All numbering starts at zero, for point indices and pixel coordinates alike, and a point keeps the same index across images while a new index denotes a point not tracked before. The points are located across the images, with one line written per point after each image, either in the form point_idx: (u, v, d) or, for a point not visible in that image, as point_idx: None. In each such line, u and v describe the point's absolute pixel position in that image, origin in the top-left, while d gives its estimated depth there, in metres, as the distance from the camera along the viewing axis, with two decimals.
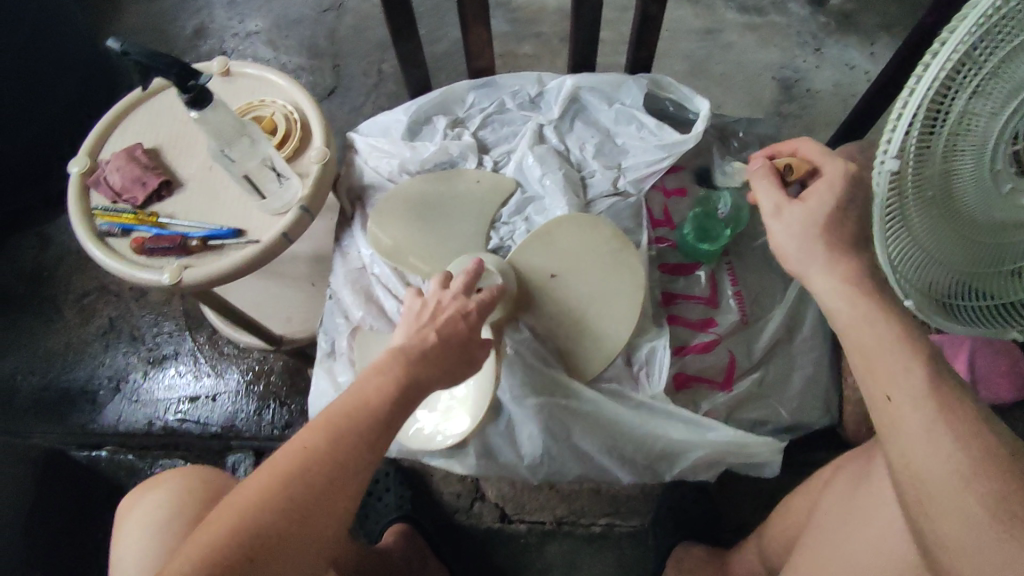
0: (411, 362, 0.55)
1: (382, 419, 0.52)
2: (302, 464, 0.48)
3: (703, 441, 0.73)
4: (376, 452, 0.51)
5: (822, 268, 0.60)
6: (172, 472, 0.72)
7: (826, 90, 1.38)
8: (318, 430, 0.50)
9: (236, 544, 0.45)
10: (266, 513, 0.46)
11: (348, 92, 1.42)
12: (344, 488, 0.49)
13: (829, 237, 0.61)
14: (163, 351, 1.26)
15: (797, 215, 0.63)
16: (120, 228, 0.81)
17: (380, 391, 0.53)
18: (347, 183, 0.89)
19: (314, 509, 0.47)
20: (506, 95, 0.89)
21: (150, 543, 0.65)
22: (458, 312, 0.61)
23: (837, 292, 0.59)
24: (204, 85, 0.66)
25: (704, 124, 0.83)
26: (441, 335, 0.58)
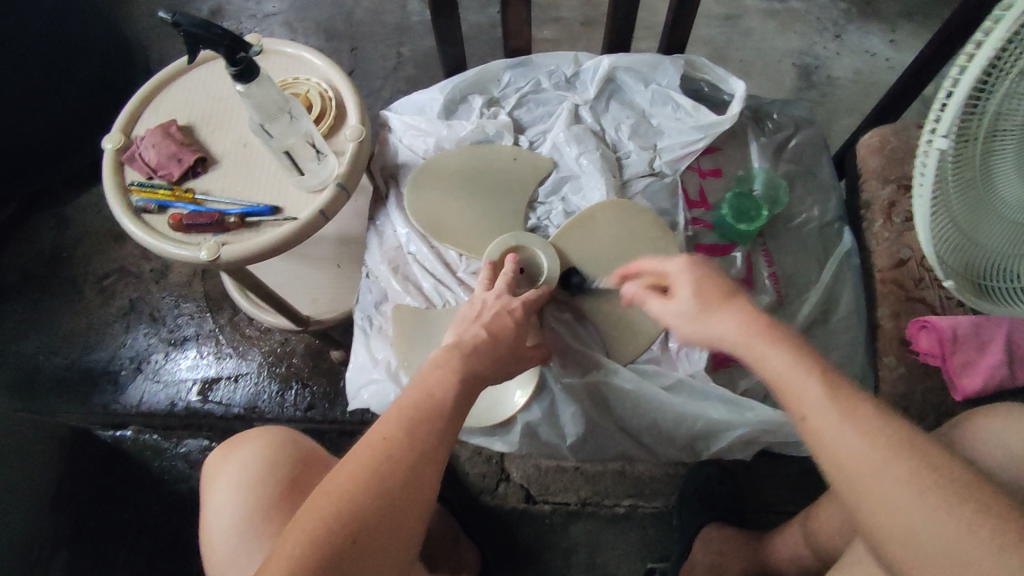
0: (466, 357, 0.60)
1: (449, 406, 0.55)
2: (388, 450, 0.50)
3: (744, 420, 0.73)
4: (449, 434, 0.54)
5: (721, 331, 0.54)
6: (259, 432, 0.72)
7: (846, 77, 1.38)
8: (393, 420, 0.53)
9: (339, 529, 0.46)
10: (361, 496, 0.48)
11: (367, 75, 1.41)
12: (428, 467, 0.51)
13: (708, 301, 0.56)
14: (185, 333, 1.25)
15: (677, 313, 0.58)
16: (156, 204, 0.80)
17: (442, 382, 0.57)
18: (382, 162, 0.89)
19: (406, 492, 0.49)
20: (542, 75, 0.91)
21: (245, 500, 0.66)
22: (503, 309, 0.68)
23: (742, 351, 0.52)
24: (252, 58, 0.69)
25: (740, 105, 0.84)
26: (490, 332, 0.64)
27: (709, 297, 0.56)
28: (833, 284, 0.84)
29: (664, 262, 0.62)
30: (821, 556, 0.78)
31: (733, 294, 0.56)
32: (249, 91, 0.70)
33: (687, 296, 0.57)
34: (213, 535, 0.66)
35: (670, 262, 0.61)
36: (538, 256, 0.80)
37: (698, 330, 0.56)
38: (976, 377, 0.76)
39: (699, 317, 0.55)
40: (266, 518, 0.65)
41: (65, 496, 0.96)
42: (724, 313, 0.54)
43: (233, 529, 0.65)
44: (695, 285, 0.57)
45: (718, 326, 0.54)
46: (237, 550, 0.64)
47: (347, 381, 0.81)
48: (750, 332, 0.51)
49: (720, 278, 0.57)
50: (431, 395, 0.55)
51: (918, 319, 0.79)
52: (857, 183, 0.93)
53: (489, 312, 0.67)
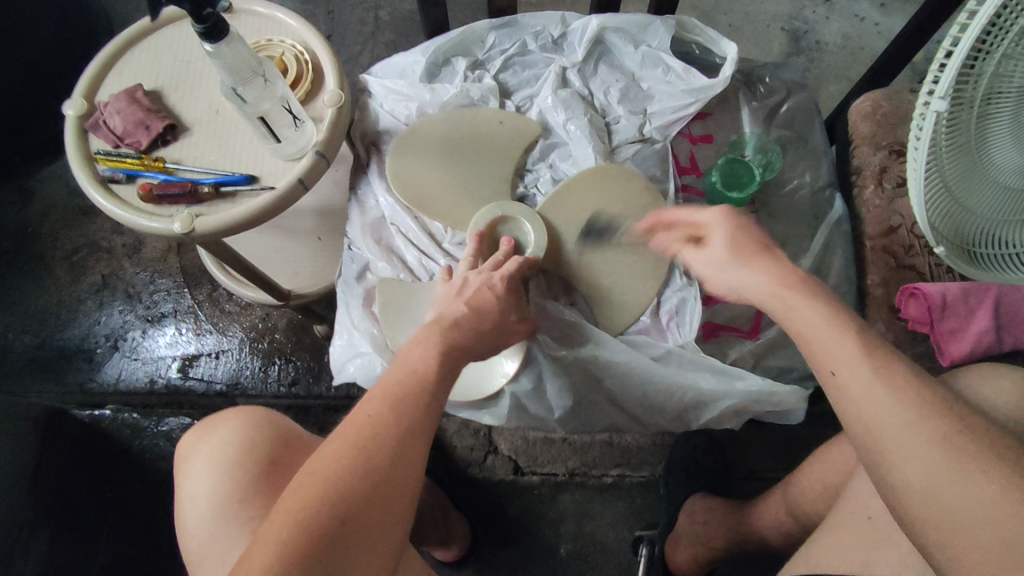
0: (447, 331, 0.59)
1: (434, 382, 0.54)
2: (372, 428, 0.49)
3: (735, 390, 0.73)
4: (436, 409, 0.53)
5: (754, 264, 0.55)
6: (236, 413, 0.70)
7: (835, 42, 1.35)
8: (377, 398, 0.51)
9: (327, 512, 0.45)
10: (348, 476, 0.46)
11: (344, 40, 1.35)
12: (415, 443, 0.50)
13: (741, 246, 0.57)
14: (162, 309, 1.22)
15: (707, 261, 0.59)
16: (124, 173, 0.76)
17: (424, 357, 0.55)
18: (362, 128, 0.86)
19: (394, 472, 0.48)
20: (528, 36, 0.87)
21: (221, 482, 0.64)
22: (485, 284, 0.66)
23: (767, 301, 0.54)
24: (219, 15, 0.64)
25: (732, 67, 0.82)
26: (472, 306, 0.63)
27: (741, 249, 0.57)
28: (823, 252, 0.83)
29: (699, 214, 0.62)
30: (799, 520, 0.80)
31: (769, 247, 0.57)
32: (219, 51, 0.66)
33: (720, 246, 0.58)
34: (191, 517, 0.64)
35: (705, 214, 0.61)
36: (523, 225, 0.78)
37: (725, 278, 0.57)
38: (964, 342, 0.76)
39: (727, 266, 0.57)
40: (243, 501, 0.63)
41: (44, 477, 0.93)
42: (755, 264, 0.55)
43: (210, 512, 0.63)
44: (729, 237, 0.58)
45: (749, 272, 0.55)
46: (217, 533, 0.62)
47: (330, 356, 0.80)
48: (781, 285, 0.53)
49: (757, 232, 0.58)
50: (415, 371, 0.54)
51: (907, 286, 0.79)
52: (847, 149, 0.92)
53: (471, 289, 0.65)
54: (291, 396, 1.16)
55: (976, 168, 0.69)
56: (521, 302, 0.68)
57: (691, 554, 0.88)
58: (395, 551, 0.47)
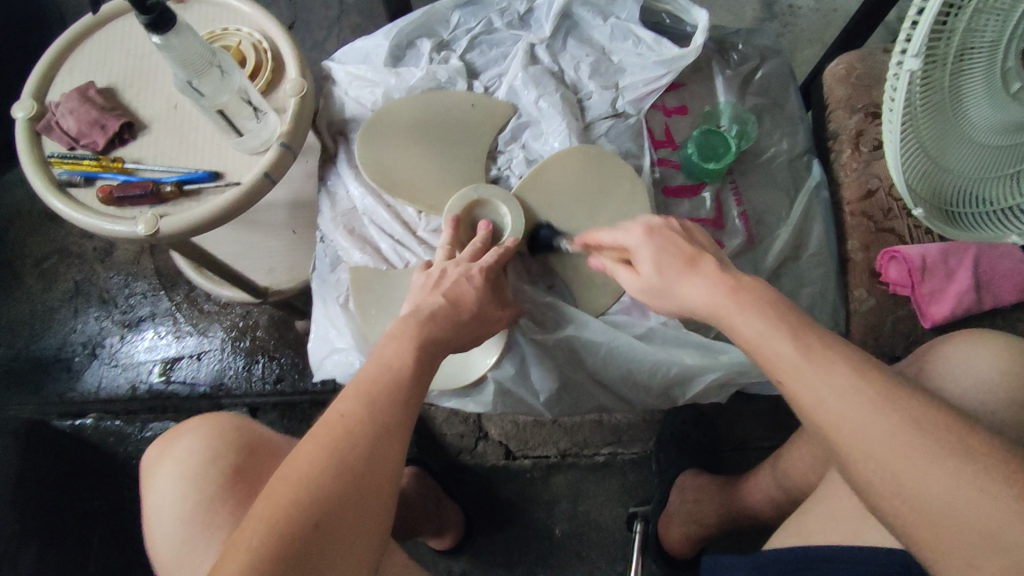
0: (423, 323, 0.58)
1: (408, 377, 0.53)
2: (345, 428, 0.48)
3: (718, 364, 0.73)
4: (411, 405, 0.52)
5: (687, 275, 0.53)
6: (199, 423, 0.68)
7: (808, 6, 1.34)
8: (351, 397, 0.50)
9: (300, 515, 0.43)
10: (321, 477, 0.45)
11: (309, 26, 1.31)
12: (391, 441, 0.49)
13: (671, 256, 0.54)
14: (139, 313, 1.19)
15: (644, 289, 0.57)
16: (82, 176, 0.73)
17: (399, 352, 0.54)
18: (328, 117, 0.83)
19: (369, 470, 0.47)
20: (493, 13, 0.85)
21: (187, 495, 0.63)
22: (463, 275, 0.64)
23: (711, 314, 0.51)
24: (164, 4, 0.61)
25: (704, 35, 0.80)
26: (449, 298, 0.62)
27: (670, 266, 0.54)
28: (803, 219, 0.82)
29: (625, 237, 0.59)
30: (788, 490, 0.80)
31: (699, 254, 0.54)
32: (167, 43, 0.63)
33: (648, 270, 0.56)
34: (159, 532, 0.63)
35: (630, 238, 0.58)
36: (500, 209, 0.76)
37: (667, 302, 0.55)
38: (944, 304, 0.76)
39: (666, 288, 0.54)
40: (209, 513, 0.62)
41: (26, 492, 0.92)
42: (689, 277, 0.52)
43: (176, 529, 0.62)
44: (654, 259, 0.55)
45: (687, 289, 0.53)
46: (186, 550, 0.61)
47: (309, 352, 0.79)
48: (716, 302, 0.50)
49: (678, 240, 0.56)
50: (390, 366, 0.53)
51: (887, 249, 0.79)
52: (824, 114, 0.90)
53: (449, 280, 0.64)
54: (276, 394, 1.14)
55: (951, 126, 0.69)
56: (499, 296, 0.67)
57: (683, 532, 0.89)
58: (378, 547, 0.47)
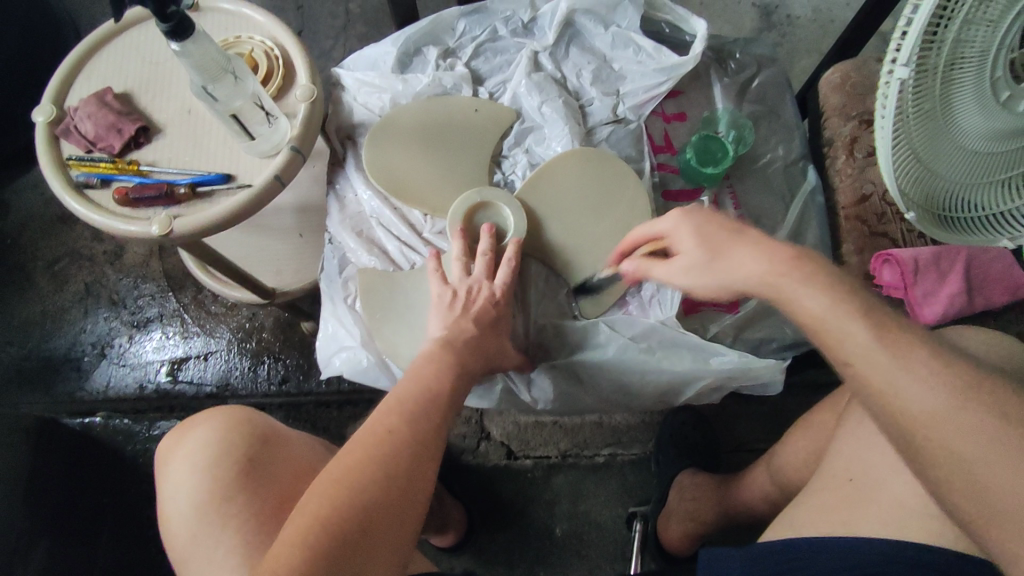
0: (456, 351, 0.61)
1: (444, 400, 0.57)
2: (390, 442, 0.51)
3: (709, 369, 0.75)
4: (446, 425, 0.56)
5: (735, 248, 0.55)
6: (213, 413, 0.70)
7: (805, 16, 1.36)
8: (394, 411, 0.53)
9: (350, 518, 0.47)
10: (369, 484, 0.49)
11: (316, 34, 1.34)
12: (430, 456, 0.52)
13: (714, 233, 0.57)
14: (147, 314, 1.21)
15: (688, 267, 0.58)
16: (99, 178, 0.76)
17: (436, 374, 0.58)
18: (336, 122, 0.86)
19: (412, 481, 0.50)
20: (498, 22, 0.87)
21: (201, 484, 0.65)
22: (490, 299, 0.68)
23: (764, 284, 0.52)
24: (184, 13, 0.64)
25: (702, 44, 0.83)
26: (478, 325, 0.65)
27: (717, 240, 0.56)
28: (798, 223, 0.85)
29: (657, 225, 0.62)
30: (783, 487, 0.82)
31: (742, 229, 0.56)
32: (185, 50, 0.66)
33: (692, 247, 0.57)
34: (172, 519, 0.65)
35: (663, 223, 0.61)
36: (502, 211, 0.78)
37: (714, 276, 0.56)
38: (936, 305, 0.78)
39: (713, 261, 0.56)
40: (224, 501, 0.64)
41: (41, 488, 0.94)
42: (739, 247, 0.54)
43: (191, 516, 0.64)
44: (697, 234, 0.57)
45: (736, 262, 0.55)
46: (199, 535, 0.63)
47: (317, 350, 0.81)
48: (773, 270, 0.52)
49: (722, 219, 0.58)
50: (429, 388, 0.57)
51: (880, 252, 0.80)
52: (820, 121, 0.93)
53: (476, 303, 0.67)
54: (282, 395, 1.16)
55: (942, 133, 0.71)
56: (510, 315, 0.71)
57: (683, 530, 0.90)
58: (407, 556, 0.50)
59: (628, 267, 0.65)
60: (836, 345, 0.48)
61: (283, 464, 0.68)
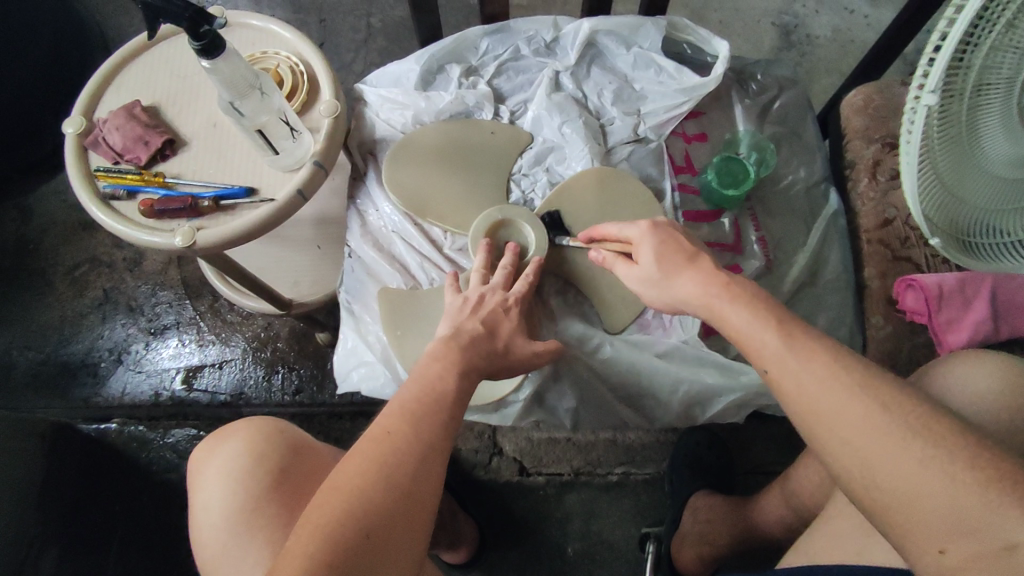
0: (464, 348, 0.59)
1: (451, 399, 0.55)
2: (392, 446, 0.50)
3: (737, 385, 0.74)
4: (453, 428, 0.54)
5: (681, 272, 0.58)
6: (247, 424, 0.71)
7: (825, 36, 1.36)
8: (397, 414, 0.52)
9: (353, 524, 0.46)
10: (371, 492, 0.48)
11: (338, 48, 1.36)
12: (434, 460, 0.51)
13: (669, 252, 0.59)
14: (164, 321, 1.22)
15: (639, 276, 0.62)
16: (125, 190, 0.77)
17: (443, 374, 0.56)
18: (359, 137, 0.86)
19: (414, 487, 0.49)
20: (521, 41, 0.88)
21: (233, 492, 0.64)
22: (500, 304, 0.66)
23: (702, 308, 0.55)
24: (217, 31, 0.65)
25: (724, 65, 0.83)
26: (486, 326, 0.63)
27: (669, 260, 0.59)
28: (819, 245, 0.84)
29: (629, 230, 0.65)
30: (798, 511, 0.81)
31: (699, 254, 0.59)
32: (216, 67, 0.67)
33: (648, 260, 0.61)
34: (203, 530, 0.65)
35: (634, 229, 0.64)
36: (524, 229, 0.78)
37: (662, 293, 0.59)
38: (961, 332, 0.76)
39: (663, 279, 0.59)
40: (257, 509, 0.64)
41: (53, 491, 0.94)
42: (685, 272, 0.57)
43: (221, 525, 0.64)
44: (656, 249, 0.60)
45: (679, 286, 0.58)
46: (231, 542, 0.63)
47: (336, 364, 0.81)
48: (709, 292, 0.54)
49: (682, 241, 0.60)
50: (433, 388, 0.55)
51: (904, 278, 0.80)
52: (841, 144, 0.92)
53: (486, 307, 0.65)
54: (295, 405, 1.16)
55: (968, 159, 0.70)
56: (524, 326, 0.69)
57: (696, 553, 0.88)
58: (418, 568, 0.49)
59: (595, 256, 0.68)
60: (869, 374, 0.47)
61: (313, 478, 0.68)
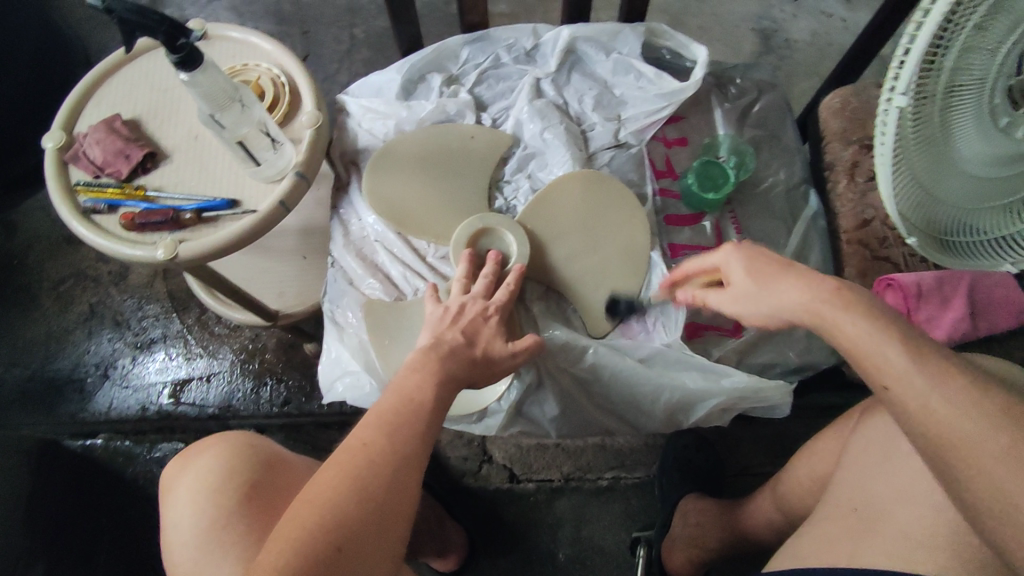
0: (442, 358, 0.59)
1: (427, 409, 0.54)
2: (365, 457, 0.50)
3: (719, 389, 0.74)
4: (430, 438, 0.54)
5: (780, 281, 0.54)
6: (217, 440, 0.71)
7: (804, 40, 1.38)
8: (373, 425, 0.52)
9: (325, 536, 0.46)
10: (343, 503, 0.48)
11: (321, 59, 1.36)
12: (409, 470, 0.51)
13: (762, 264, 0.56)
14: (151, 335, 1.21)
15: (737, 298, 0.58)
16: (106, 204, 0.76)
17: (421, 385, 0.56)
18: (341, 147, 0.86)
19: (387, 497, 0.49)
20: (501, 49, 0.88)
21: (204, 509, 0.64)
22: (480, 313, 0.66)
23: (807, 315, 0.52)
24: (194, 44, 0.66)
25: (702, 70, 0.84)
26: (466, 335, 0.63)
27: (763, 270, 0.56)
28: (801, 247, 0.85)
29: (710, 259, 0.62)
30: (788, 515, 0.81)
31: (787, 263, 0.56)
32: (194, 79, 0.67)
33: (741, 277, 0.57)
34: (174, 545, 0.64)
35: (716, 256, 0.61)
36: (505, 236, 0.79)
37: (762, 307, 0.55)
38: (941, 330, 0.77)
39: (760, 293, 0.55)
40: (226, 526, 0.63)
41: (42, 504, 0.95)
42: (783, 280, 0.54)
43: (192, 542, 0.63)
44: (746, 265, 0.57)
45: (782, 293, 0.54)
46: (201, 561, 0.62)
47: (319, 374, 0.81)
48: (817, 299, 0.51)
49: (770, 252, 0.58)
50: (411, 399, 0.55)
51: (882, 277, 0.80)
52: (820, 146, 0.93)
53: (466, 317, 0.65)
54: (283, 416, 1.15)
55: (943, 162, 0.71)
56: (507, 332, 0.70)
57: (686, 557, 0.89)
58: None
59: (681, 297, 0.64)
60: (872, 374, 0.47)
61: (286, 489, 0.68)
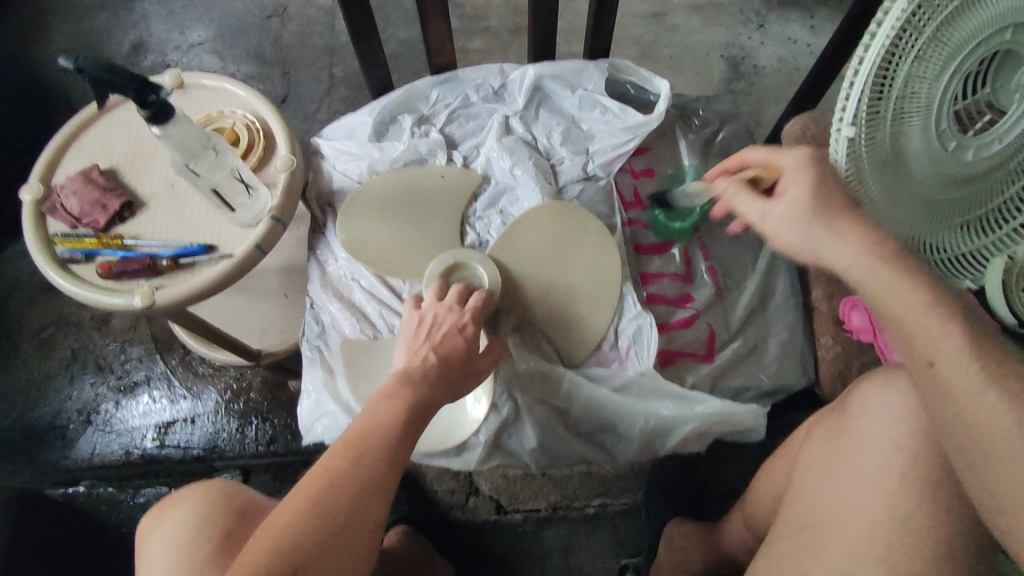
0: (416, 388, 0.59)
1: (394, 436, 0.55)
2: (328, 484, 0.51)
3: (693, 415, 0.76)
4: (398, 466, 0.54)
5: (833, 233, 0.55)
6: (197, 489, 0.71)
7: (771, 66, 1.42)
8: (340, 451, 0.53)
9: (280, 562, 0.48)
10: (302, 529, 0.49)
11: (301, 99, 1.39)
12: (371, 496, 0.52)
13: (828, 189, 0.57)
14: (134, 378, 1.21)
15: (781, 205, 0.59)
16: (83, 253, 0.78)
17: (390, 411, 0.56)
18: (317, 189, 0.88)
19: (345, 523, 0.50)
20: (470, 89, 0.91)
21: (177, 561, 0.64)
22: (456, 326, 0.67)
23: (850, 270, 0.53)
24: (165, 98, 0.67)
25: (665, 103, 0.87)
26: (439, 355, 0.63)
27: (826, 209, 0.56)
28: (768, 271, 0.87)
29: (783, 154, 0.62)
30: (757, 533, 0.82)
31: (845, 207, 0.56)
32: (166, 132, 0.69)
33: (798, 193, 0.57)
34: None
35: (790, 154, 0.61)
36: (477, 269, 0.80)
37: (803, 234, 0.56)
38: None
39: (807, 219, 0.56)
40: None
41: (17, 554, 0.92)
42: (839, 231, 0.54)
43: None
44: (807, 187, 0.57)
45: (837, 238, 0.55)
46: None
47: (300, 416, 0.81)
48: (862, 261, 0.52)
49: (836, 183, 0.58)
50: (378, 426, 0.55)
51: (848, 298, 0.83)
52: None
53: (440, 333, 0.65)
54: (269, 455, 1.15)
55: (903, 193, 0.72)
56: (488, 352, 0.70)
57: None
58: None
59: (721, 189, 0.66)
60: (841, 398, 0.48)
61: None
